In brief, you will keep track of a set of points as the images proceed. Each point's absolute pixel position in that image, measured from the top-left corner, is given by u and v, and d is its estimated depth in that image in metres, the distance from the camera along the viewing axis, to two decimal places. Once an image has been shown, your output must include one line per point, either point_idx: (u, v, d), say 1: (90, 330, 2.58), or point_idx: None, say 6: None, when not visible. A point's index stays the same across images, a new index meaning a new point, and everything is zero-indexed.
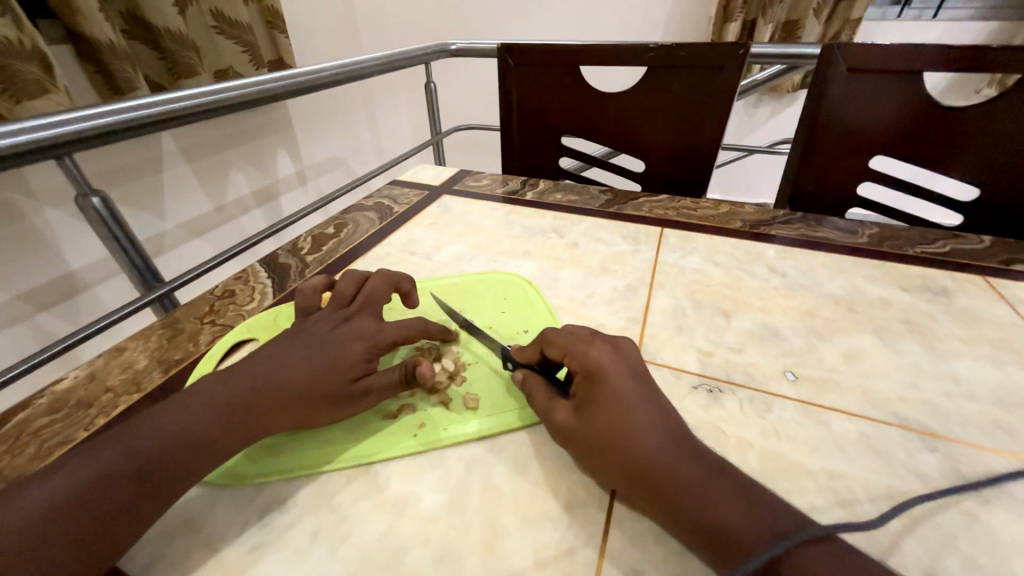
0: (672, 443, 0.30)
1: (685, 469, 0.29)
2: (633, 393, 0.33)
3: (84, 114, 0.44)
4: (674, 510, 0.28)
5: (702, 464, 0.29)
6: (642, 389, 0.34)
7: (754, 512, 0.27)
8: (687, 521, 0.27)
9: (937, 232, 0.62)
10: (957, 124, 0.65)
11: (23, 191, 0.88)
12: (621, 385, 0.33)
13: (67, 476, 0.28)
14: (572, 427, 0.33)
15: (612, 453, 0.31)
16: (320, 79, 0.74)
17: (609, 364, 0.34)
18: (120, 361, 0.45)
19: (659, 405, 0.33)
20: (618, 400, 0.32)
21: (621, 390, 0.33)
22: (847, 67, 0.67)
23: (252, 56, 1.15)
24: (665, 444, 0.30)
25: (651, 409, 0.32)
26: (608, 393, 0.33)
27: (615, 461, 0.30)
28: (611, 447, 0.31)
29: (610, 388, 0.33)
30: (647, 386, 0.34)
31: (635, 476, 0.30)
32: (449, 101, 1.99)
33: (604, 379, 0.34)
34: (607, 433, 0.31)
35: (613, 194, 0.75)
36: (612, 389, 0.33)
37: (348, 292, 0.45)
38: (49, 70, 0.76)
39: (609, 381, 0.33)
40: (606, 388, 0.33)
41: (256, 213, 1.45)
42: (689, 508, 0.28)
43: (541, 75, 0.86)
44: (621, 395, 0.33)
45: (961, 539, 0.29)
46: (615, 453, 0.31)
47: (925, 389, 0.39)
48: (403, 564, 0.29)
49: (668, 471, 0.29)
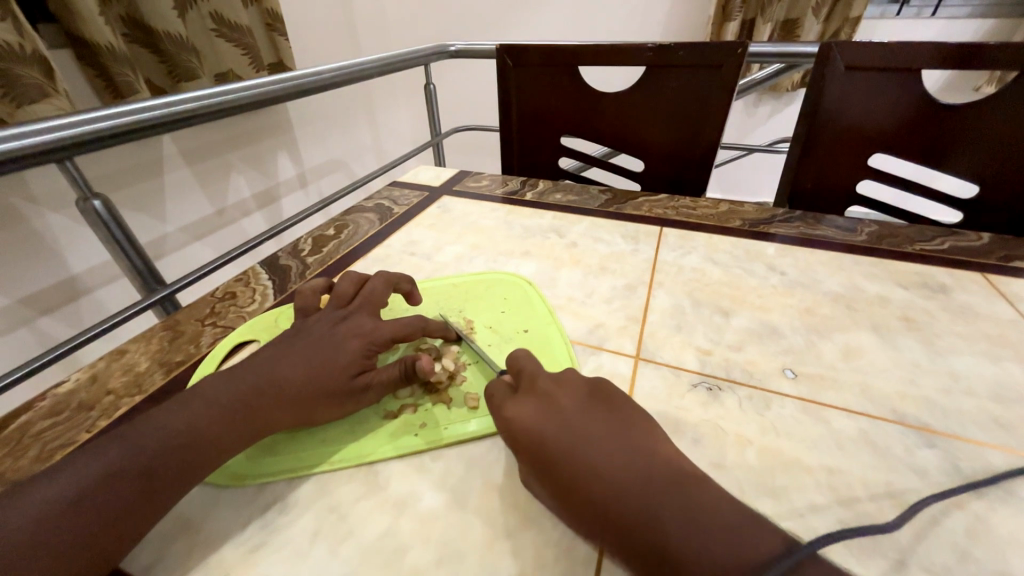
0: (624, 481, 0.28)
1: (642, 511, 0.27)
2: (572, 446, 0.31)
3: (86, 118, 0.45)
4: (648, 562, 0.26)
5: (658, 497, 0.27)
6: (583, 434, 0.31)
7: (742, 511, 0.26)
8: (658, 574, 0.25)
9: (935, 230, 0.62)
10: (955, 121, 0.65)
11: (24, 195, 0.89)
12: (551, 440, 0.31)
13: (72, 475, 0.29)
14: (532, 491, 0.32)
15: (572, 513, 0.29)
16: (320, 81, 0.74)
17: (529, 423, 0.32)
18: (121, 363, 0.45)
19: (599, 441, 0.31)
20: (551, 453, 0.31)
21: (549, 443, 0.31)
22: (845, 65, 0.67)
23: (252, 59, 1.15)
24: (615, 486, 0.28)
25: (590, 450, 0.30)
26: (540, 451, 0.31)
27: (575, 522, 0.29)
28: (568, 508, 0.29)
29: (539, 445, 0.31)
30: (581, 426, 0.32)
31: (600, 531, 0.28)
32: (449, 101, 1.99)
33: (531, 440, 0.32)
34: (560, 494, 0.30)
35: (612, 194, 0.75)
36: (541, 445, 0.31)
37: (348, 291, 0.45)
38: (50, 74, 0.77)
39: (535, 439, 0.32)
40: (537, 449, 0.31)
41: (257, 215, 1.45)
42: (658, 564, 0.25)
43: (540, 75, 0.86)
44: (553, 450, 0.31)
45: (959, 535, 0.29)
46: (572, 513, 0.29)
47: (923, 385, 0.40)
48: (404, 563, 0.29)
49: (626, 520, 0.27)
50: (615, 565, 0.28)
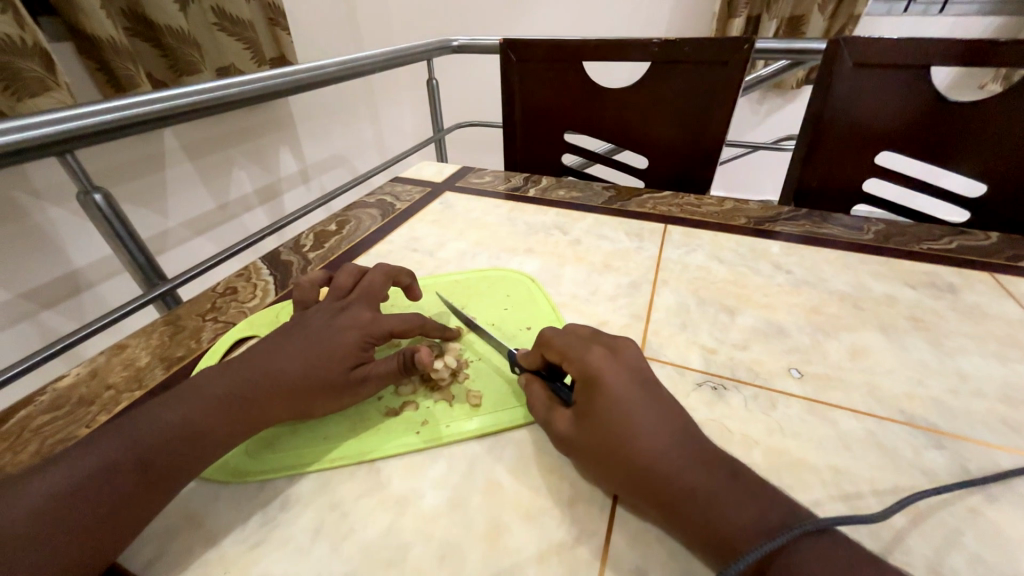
0: (679, 439, 0.30)
1: (688, 463, 0.29)
2: (634, 396, 0.32)
3: (88, 110, 0.44)
4: (687, 517, 0.27)
5: (708, 460, 0.29)
6: (644, 390, 0.33)
7: (750, 505, 0.27)
8: (688, 522, 0.27)
9: (943, 229, 0.61)
10: (964, 120, 0.64)
11: (26, 189, 0.88)
12: (621, 387, 0.33)
13: (71, 467, 0.28)
14: (577, 434, 0.32)
15: (613, 456, 0.30)
16: (323, 76, 0.73)
17: (605, 369, 0.34)
18: (122, 358, 0.45)
19: (658, 401, 0.32)
20: (616, 405, 0.32)
21: (620, 389, 0.32)
22: (854, 62, 0.66)
23: (254, 54, 1.15)
24: (670, 443, 0.30)
25: (649, 405, 0.32)
26: (608, 394, 0.32)
27: (615, 467, 0.30)
28: (614, 448, 0.30)
29: (609, 389, 0.32)
30: (646, 387, 0.33)
31: (638, 477, 0.29)
32: (452, 97, 1.98)
33: (603, 382, 0.33)
34: (609, 436, 0.31)
35: (616, 190, 0.75)
36: (612, 390, 0.32)
37: (346, 283, 0.45)
38: (51, 67, 0.76)
39: (608, 383, 0.33)
40: (606, 391, 0.32)
41: (259, 210, 1.45)
42: (690, 513, 0.27)
43: (543, 71, 0.85)
44: (621, 395, 0.32)
45: (968, 536, 0.28)
46: (614, 459, 0.30)
47: (931, 386, 0.39)
48: (406, 561, 0.29)
49: (673, 469, 0.28)
50: (620, 564, 0.28)
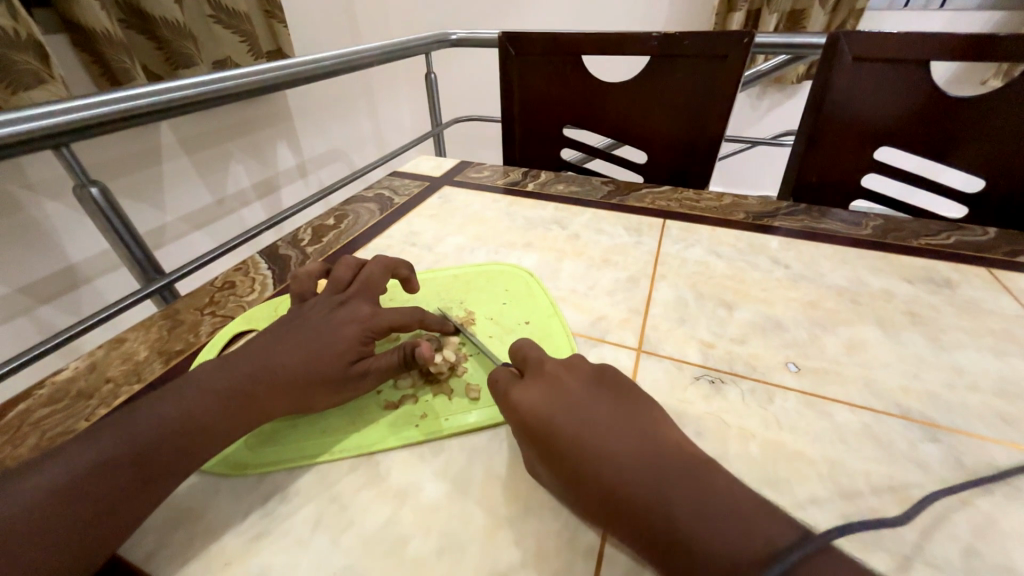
0: (624, 459, 0.29)
1: (643, 486, 0.28)
2: (574, 427, 0.31)
3: (86, 102, 0.44)
4: (658, 545, 0.26)
5: (669, 478, 0.27)
6: (587, 415, 0.32)
7: (731, 508, 0.26)
8: (662, 551, 0.26)
9: (941, 224, 0.61)
10: (961, 115, 0.64)
11: (22, 183, 0.88)
12: (559, 422, 0.32)
13: (68, 462, 0.28)
14: (537, 474, 0.32)
15: (573, 494, 0.29)
16: (320, 70, 0.73)
17: (541, 409, 0.32)
18: (120, 352, 0.44)
19: (601, 424, 0.31)
20: (557, 443, 0.31)
21: (561, 425, 0.31)
22: (853, 56, 0.66)
23: (250, 46, 1.14)
24: (631, 467, 0.29)
25: (590, 432, 0.31)
26: (545, 432, 0.31)
27: (578, 505, 0.29)
28: (579, 490, 0.29)
29: (552, 427, 0.31)
30: (589, 411, 0.32)
31: (599, 512, 0.28)
32: (451, 91, 1.97)
33: (545, 423, 0.32)
34: (571, 479, 0.29)
35: (615, 185, 0.75)
36: (555, 429, 0.31)
37: (346, 277, 0.45)
38: (45, 60, 0.76)
39: (549, 423, 0.32)
40: (551, 431, 0.31)
41: (257, 205, 1.44)
42: (659, 539, 0.26)
43: (542, 64, 0.85)
44: (566, 432, 0.31)
45: (962, 529, 0.29)
46: (575, 498, 0.29)
47: (927, 379, 0.39)
48: (405, 553, 0.29)
49: (624, 498, 0.27)
50: (617, 556, 0.28)
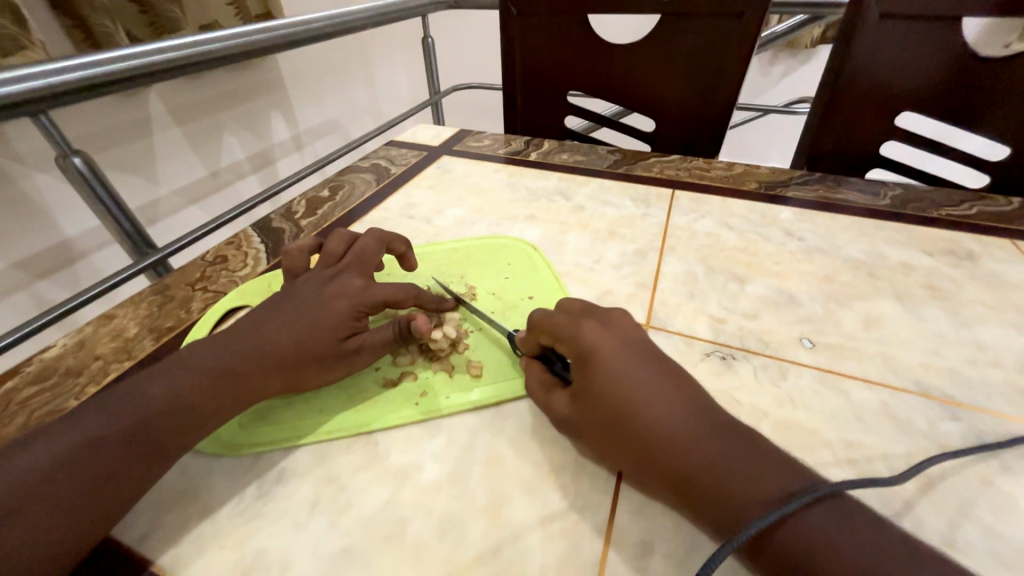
0: (677, 410, 0.29)
1: (692, 436, 0.27)
2: (631, 373, 0.31)
3: (61, 66, 0.41)
4: (698, 493, 0.26)
5: (720, 432, 0.28)
6: (644, 365, 0.31)
7: (759, 469, 0.26)
8: (700, 497, 0.26)
9: (964, 194, 0.58)
10: (992, 78, 0.60)
11: (8, 155, 0.85)
12: (617, 365, 0.31)
13: (53, 442, 0.27)
14: (576, 417, 0.31)
15: (615, 437, 0.29)
16: (311, 31, 0.68)
17: (598, 349, 0.32)
18: (109, 328, 0.43)
19: (657, 376, 0.31)
20: (613, 387, 0.30)
21: (616, 366, 0.31)
22: (880, 13, 0.61)
23: (237, 8, 1.08)
24: (674, 419, 0.28)
25: (646, 381, 0.30)
26: (604, 373, 0.31)
27: (618, 449, 0.29)
28: (612, 429, 0.29)
29: (612, 371, 0.31)
30: (646, 360, 0.32)
31: (641, 456, 0.28)
32: (450, 57, 1.89)
33: (598, 363, 0.32)
34: (607, 417, 0.30)
35: (622, 154, 0.71)
36: (608, 368, 0.31)
37: (337, 250, 0.43)
38: (22, 23, 0.71)
39: (603, 363, 0.31)
40: (603, 372, 0.31)
41: (252, 178, 1.40)
42: (701, 487, 0.26)
43: (545, 25, 0.80)
44: (618, 373, 0.31)
45: (981, 509, 0.28)
46: (616, 441, 0.29)
47: (947, 356, 0.38)
48: (405, 533, 0.28)
49: (675, 444, 0.27)
50: (624, 541, 0.27)
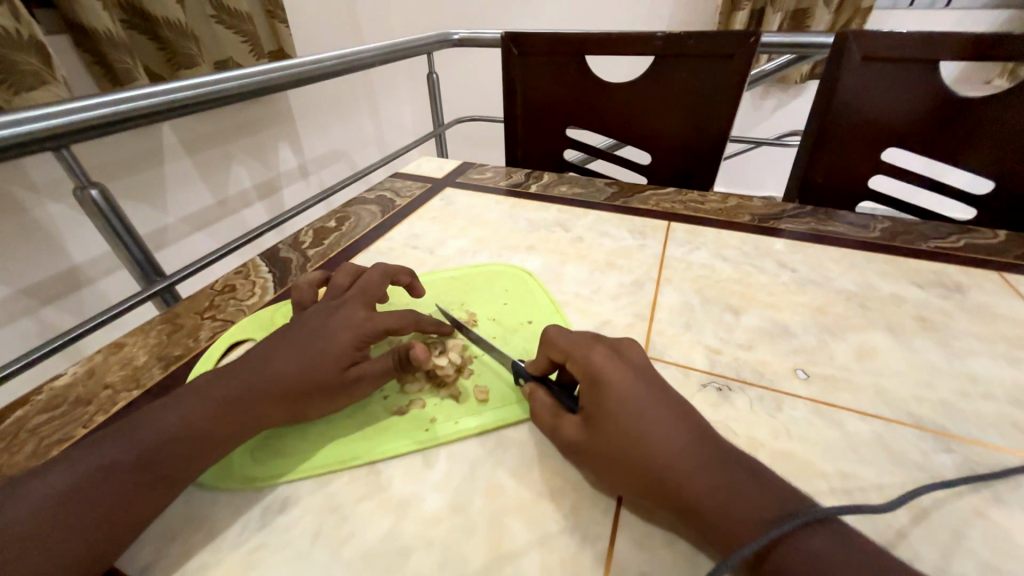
0: (684, 436, 0.30)
1: (699, 462, 0.28)
2: (640, 397, 0.32)
3: (86, 104, 0.44)
4: (703, 518, 0.26)
5: (726, 458, 0.28)
6: (651, 390, 0.32)
7: (761, 494, 0.27)
8: (706, 522, 0.26)
9: (950, 227, 0.60)
10: (972, 118, 0.63)
11: (25, 185, 0.88)
12: (627, 388, 0.32)
13: (67, 470, 0.28)
14: (585, 440, 0.32)
15: (624, 461, 0.29)
16: (320, 70, 0.72)
17: (610, 371, 0.33)
18: (119, 357, 0.44)
19: (664, 402, 0.32)
20: (622, 411, 0.31)
21: (625, 391, 0.32)
22: (863, 55, 0.65)
23: (252, 47, 1.13)
24: (680, 445, 0.29)
25: (654, 407, 0.31)
26: (614, 396, 0.32)
27: (627, 474, 0.29)
28: (619, 454, 0.30)
29: (622, 394, 0.31)
30: (654, 387, 0.33)
31: (649, 481, 0.28)
32: (452, 91, 1.96)
33: (609, 384, 0.32)
34: (617, 443, 0.30)
35: (619, 186, 0.74)
36: (619, 393, 0.32)
37: (344, 283, 0.45)
38: (48, 61, 0.75)
39: (613, 387, 0.32)
40: (613, 394, 0.32)
41: (258, 206, 1.44)
42: (707, 513, 0.26)
43: (544, 64, 0.84)
44: (628, 400, 0.31)
45: (977, 543, 0.28)
46: (626, 465, 0.29)
47: (938, 388, 0.38)
48: (406, 566, 0.28)
49: (682, 470, 0.28)
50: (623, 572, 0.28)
